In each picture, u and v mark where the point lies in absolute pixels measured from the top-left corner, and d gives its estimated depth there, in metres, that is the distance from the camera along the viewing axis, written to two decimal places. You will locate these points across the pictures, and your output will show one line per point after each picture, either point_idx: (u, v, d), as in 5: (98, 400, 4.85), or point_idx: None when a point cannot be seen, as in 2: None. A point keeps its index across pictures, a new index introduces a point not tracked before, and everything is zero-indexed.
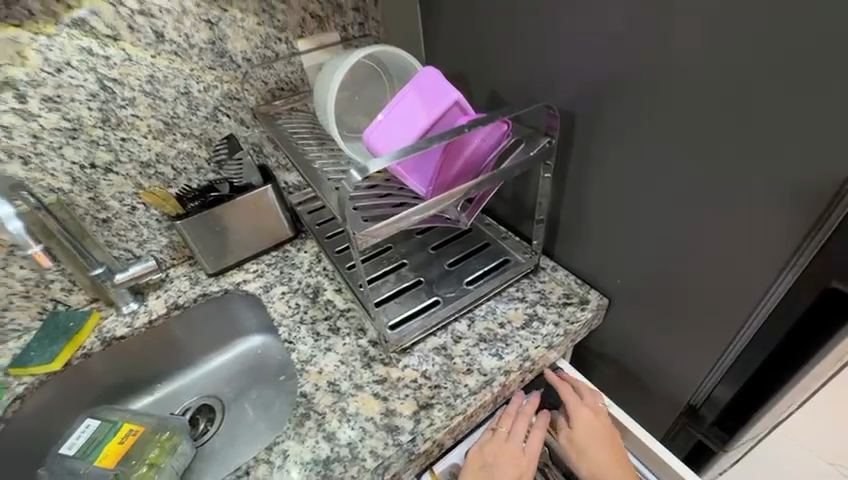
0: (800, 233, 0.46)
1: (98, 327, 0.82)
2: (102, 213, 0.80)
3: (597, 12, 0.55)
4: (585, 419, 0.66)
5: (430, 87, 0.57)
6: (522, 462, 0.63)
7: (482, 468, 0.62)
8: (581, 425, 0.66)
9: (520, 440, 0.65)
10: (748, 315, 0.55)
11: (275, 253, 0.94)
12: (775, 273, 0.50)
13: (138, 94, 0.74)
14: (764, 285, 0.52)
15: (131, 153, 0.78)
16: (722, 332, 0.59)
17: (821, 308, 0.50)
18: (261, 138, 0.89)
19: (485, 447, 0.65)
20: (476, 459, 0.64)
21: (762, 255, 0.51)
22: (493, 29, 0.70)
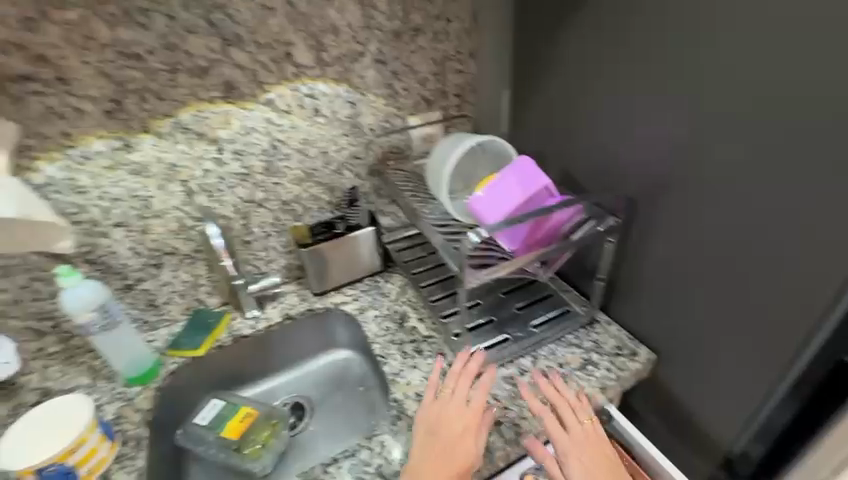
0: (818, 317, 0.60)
1: (229, 326, 1.03)
2: (247, 236, 1.03)
3: (663, 131, 0.72)
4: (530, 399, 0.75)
5: (524, 173, 0.75)
6: (462, 418, 0.72)
7: (429, 429, 0.71)
8: (578, 427, 0.72)
9: (462, 398, 0.74)
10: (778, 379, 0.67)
11: (367, 282, 1.13)
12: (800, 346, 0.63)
13: (293, 151, 0.98)
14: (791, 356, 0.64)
15: (278, 194, 1.01)
16: (755, 394, 0.71)
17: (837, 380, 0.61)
18: (370, 188, 1.11)
19: (438, 409, 0.73)
20: (427, 421, 0.72)
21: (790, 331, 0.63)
22: (573, 125, 0.89)
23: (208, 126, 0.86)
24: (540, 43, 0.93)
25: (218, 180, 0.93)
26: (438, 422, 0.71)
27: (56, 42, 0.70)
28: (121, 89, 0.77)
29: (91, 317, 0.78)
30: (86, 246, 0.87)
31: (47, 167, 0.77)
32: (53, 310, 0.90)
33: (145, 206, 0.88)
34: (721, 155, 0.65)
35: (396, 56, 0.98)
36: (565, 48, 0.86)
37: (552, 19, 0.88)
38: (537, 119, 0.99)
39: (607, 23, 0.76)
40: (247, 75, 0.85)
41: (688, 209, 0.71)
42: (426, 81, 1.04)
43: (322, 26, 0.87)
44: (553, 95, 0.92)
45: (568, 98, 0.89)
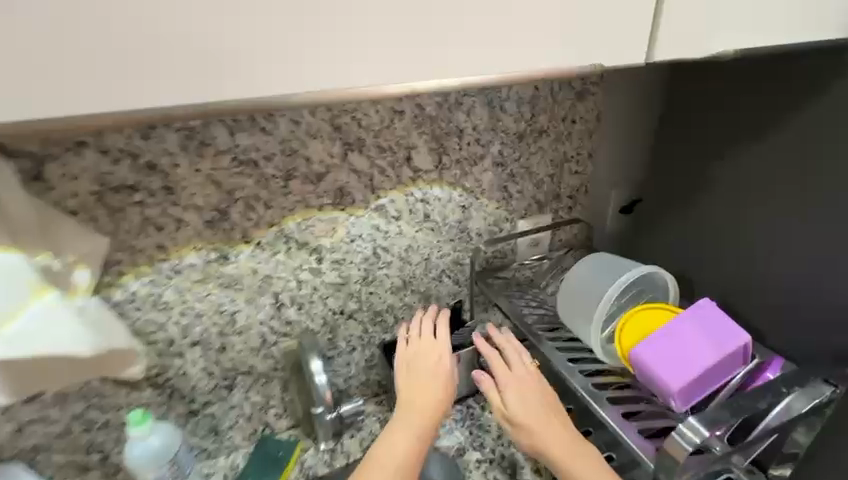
0: None
1: (301, 460, 0.86)
2: (330, 351, 0.88)
3: None
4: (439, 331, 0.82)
5: (706, 322, 0.62)
6: (438, 345, 0.80)
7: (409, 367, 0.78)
8: (524, 369, 0.77)
9: (430, 328, 0.82)
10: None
11: (459, 407, 0.95)
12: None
13: (395, 259, 0.85)
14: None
15: (371, 304, 0.88)
16: None
17: None
18: (467, 295, 0.97)
19: (405, 349, 0.80)
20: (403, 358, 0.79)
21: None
22: (747, 258, 0.74)
23: (312, 235, 0.75)
24: (693, 159, 0.79)
25: (311, 291, 0.80)
26: (410, 360, 0.79)
27: (172, 149, 0.61)
28: (229, 197, 0.66)
29: (159, 471, 0.66)
30: (156, 368, 0.73)
31: (133, 282, 0.66)
32: (104, 442, 0.74)
33: (228, 322, 0.75)
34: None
35: (516, 158, 0.88)
36: (737, 170, 0.73)
37: (716, 136, 0.75)
38: (679, 237, 0.85)
39: (814, 152, 0.64)
40: (363, 179, 0.75)
41: None
42: (541, 183, 0.94)
43: (448, 129, 0.78)
44: (712, 218, 0.78)
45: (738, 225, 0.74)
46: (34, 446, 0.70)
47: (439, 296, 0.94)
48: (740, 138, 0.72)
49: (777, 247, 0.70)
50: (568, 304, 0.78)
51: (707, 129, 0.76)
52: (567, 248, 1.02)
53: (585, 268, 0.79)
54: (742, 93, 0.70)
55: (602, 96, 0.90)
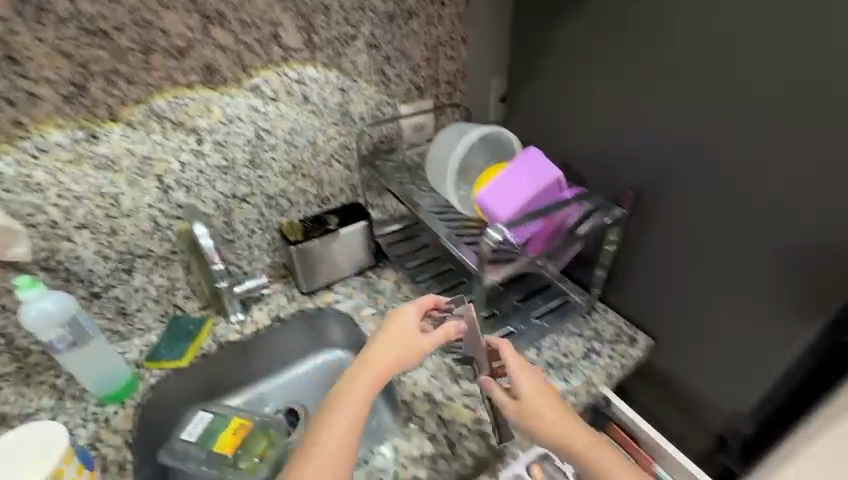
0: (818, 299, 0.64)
1: (213, 331, 0.95)
2: (229, 235, 0.95)
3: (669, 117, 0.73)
4: (392, 339, 0.71)
5: (536, 163, 0.75)
6: (420, 343, 0.71)
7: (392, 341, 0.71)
8: (513, 361, 0.70)
9: (416, 328, 0.73)
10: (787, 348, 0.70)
11: (359, 278, 1.08)
12: (807, 318, 0.66)
13: (280, 141, 0.91)
14: (795, 333, 0.68)
15: (262, 187, 0.94)
16: (752, 375, 0.75)
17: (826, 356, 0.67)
18: (359, 180, 1.06)
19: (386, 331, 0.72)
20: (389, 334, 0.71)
21: (798, 305, 0.66)
22: (577, 123, 0.89)
23: (186, 114, 0.78)
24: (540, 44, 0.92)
25: (197, 173, 0.84)
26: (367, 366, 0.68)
27: (4, 14, 0.60)
28: (85, 71, 0.67)
29: (59, 331, 0.74)
30: (45, 251, 0.77)
31: None
32: (6, 326, 0.79)
33: (113, 204, 0.79)
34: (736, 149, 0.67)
35: (389, 41, 0.92)
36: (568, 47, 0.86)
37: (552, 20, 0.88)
38: (535, 116, 0.98)
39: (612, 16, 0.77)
40: (230, 57, 0.77)
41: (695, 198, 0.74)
42: (418, 68, 1.00)
43: (313, 5, 0.80)
44: (555, 93, 0.92)
45: (570, 96, 0.88)
46: None
47: (330, 181, 1.02)
48: (567, 19, 0.84)
49: (595, 108, 0.85)
50: (435, 169, 0.87)
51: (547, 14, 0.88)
52: None
53: (445, 137, 0.86)
54: None
55: None
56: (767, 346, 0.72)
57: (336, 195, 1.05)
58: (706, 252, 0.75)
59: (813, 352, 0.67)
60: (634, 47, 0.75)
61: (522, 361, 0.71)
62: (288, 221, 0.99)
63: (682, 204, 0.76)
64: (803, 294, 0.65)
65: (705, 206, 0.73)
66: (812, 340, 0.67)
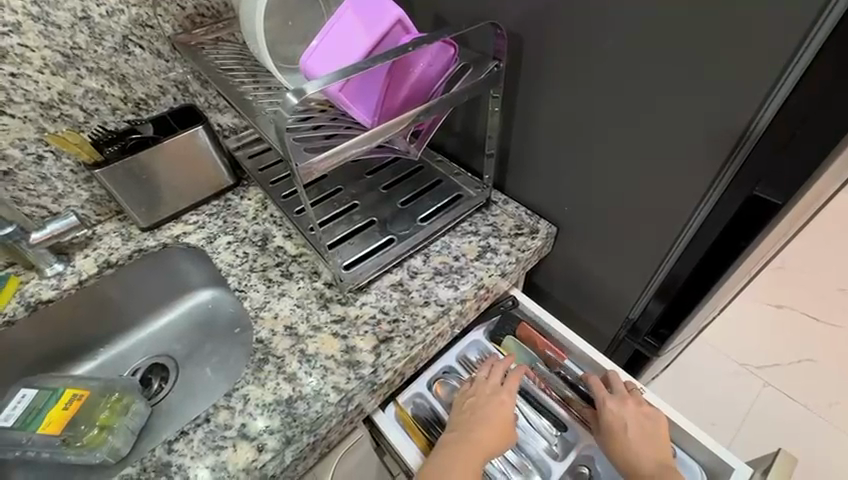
0: (731, 143, 0.49)
1: (20, 291, 0.75)
2: (2, 164, 0.70)
3: None
4: (481, 396, 0.68)
5: (368, 6, 0.53)
6: (501, 396, 0.67)
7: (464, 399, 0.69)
8: (500, 389, 0.68)
9: (497, 379, 0.69)
10: (691, 213, 0.57)
11: (216, 203, 0.88)
12: (712, 173, 0.52)
13: (24, 18, 0.63)
14: (698, 195, 0.55)
15: (26, 92, 0.67)
16: (658, 251, 0.63)
17: (738, 216, 0.55)
18: (185, 74, 0.81)
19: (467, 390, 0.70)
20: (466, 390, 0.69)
21: (703, 159, 0.52)
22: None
23: None
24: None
25: None
26: (479, 403, 0.67)
27: None
28: None
29: None
30: None
31: None
32: None
33: None
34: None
35: None
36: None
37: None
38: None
39: None
40: None
41: (579, 29, 0.54)
42: None
43: None
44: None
45: None
46: None
47: (140, 77, 0.76)
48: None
49: None
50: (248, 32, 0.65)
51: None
52: None
53: None
54: None
55: None
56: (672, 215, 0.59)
57: (157, 98, 0.80)
58: (598, 109, 0.58)
59: (722, 210, 0.55)
60: None
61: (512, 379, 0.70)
62: (70, 131, 0.72)
63: (565, 46, 0.57)
64: (707, 144, 0.51)
65: (590, 43, 0.54)
66: (720, 198, 0.54)
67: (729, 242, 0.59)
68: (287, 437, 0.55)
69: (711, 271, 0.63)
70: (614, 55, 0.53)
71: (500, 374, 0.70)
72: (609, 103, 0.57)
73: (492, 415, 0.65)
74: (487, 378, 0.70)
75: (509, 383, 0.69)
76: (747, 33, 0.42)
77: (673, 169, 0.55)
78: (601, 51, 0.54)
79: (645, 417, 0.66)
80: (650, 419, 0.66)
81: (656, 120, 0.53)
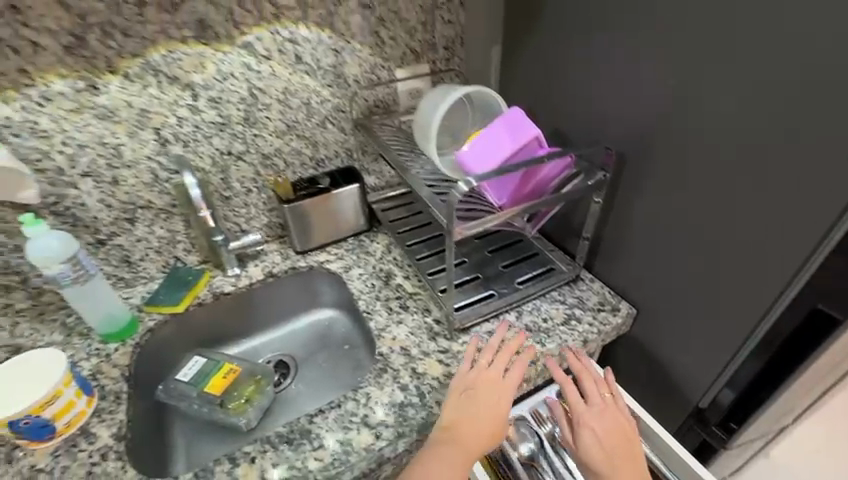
0: (797, 266, 0.60)
1: (209, 283, 1.00)
2: (226, 191, 0.99)
3: (651, 83, 0.70)
4: (481, 384, 0.72)
5: (516, 123, 0.74)
6: (503, 388, 0.72)
7: (464, 389, 0.71)
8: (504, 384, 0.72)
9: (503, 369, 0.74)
10: (762, 316, 0.67)
11: (351, 241, 1.11)
12: (781, 288, 0.63)
13: (274, 101, 0.93)
14: (769, 303, 0.65)
15: (258, 147, 0.97)
16: (730, 347, 0.73)
17: (804, 328, 0.64)
18: (355, 144, 1.08)
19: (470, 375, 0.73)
20: (464, 380, 0.72)
21: (775, 273, 0.63)
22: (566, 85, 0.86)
23: (181, 69, 0.81)
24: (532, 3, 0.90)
25: (194, 129, 0.88)
26: (477, 389, 0.71)
27: None
28: (82, 23, 0.70)
29: (62, 267, 0.73)
30: (53, 196, 0.82)
31: (3, 106, 0.71)
32: (19, 265, 0.85)
33: (115, 155, 0.83)
34: (715, 107, 0.63)
35: (383, 2, 0.92)
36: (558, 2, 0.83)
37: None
38: (528, 76, 0.96)
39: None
40: (223, 12, 0.79)
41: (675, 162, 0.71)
42: (414, 31, 1.00)
43: None
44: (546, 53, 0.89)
45: (555, 58, 0.87)
46: None
47: (325, 143, 1.05)
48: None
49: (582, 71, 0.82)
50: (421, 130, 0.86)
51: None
52: None
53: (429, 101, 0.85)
54: None
55: None
56: (745, 317, 0.69)
57: (331, 158, 1.07)
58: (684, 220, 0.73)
59: (791, 320, 0.65)
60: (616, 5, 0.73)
61: (509, 374, 0.74)
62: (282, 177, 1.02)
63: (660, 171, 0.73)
64: (778, 264, 0.62)
65: (682, 172, 0.70)
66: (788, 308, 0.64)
67: (797, 349, 0.67)
68: (399, 432, 0.70)
69: (780, 372, 0.70)
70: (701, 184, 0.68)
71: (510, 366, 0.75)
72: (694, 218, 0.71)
73: (496, 408, 0.70)
74: (489, 366, 0.74)
75: (509, 380, 0.73)
76: (811, 189, 0.56)
77: (747, 279, 0.67)
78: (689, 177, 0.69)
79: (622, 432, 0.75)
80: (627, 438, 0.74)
81: (733, 234, 0.66)
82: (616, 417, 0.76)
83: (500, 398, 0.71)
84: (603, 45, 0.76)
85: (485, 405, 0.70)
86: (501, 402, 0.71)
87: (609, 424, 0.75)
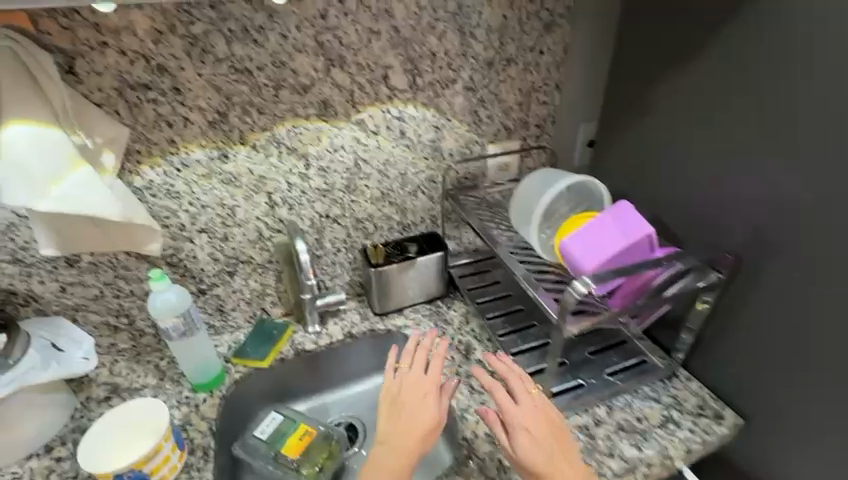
0: None
1: (291, 339, 1.02)
2: (318, 250, 1.03)
3: (778, 189, 0.69)
4: (417, 393, 0.74)
5: (628, 218, 0.73)
6: (432, 383, 0.75)
7: (393, 403, 0.74)
8: (430, 384, 0.75)
9: (421, 368, 0.77)
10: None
11: (428, 306, 1.11)
12: None
13: (374, 171, 0.97)
14: None
15: (353, 211, 1.01)
16: None
17: None
18: (441, 212, 1.10)
19: (404, 380, 0.77)
20: (389, 396, 0.76)
21: None
22: (677, 173, 0.85)
23: (300, 142, 0.87)
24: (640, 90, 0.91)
25: (300, 193, 0.93)
26: (395, 397, 0.75)
27: (177, 54, 0.72)
28: (227, 102, 0.78)
29: (175, 321, 0.78)
30: (171, 248, 0.88)
31: (149, 171, 0.79)
32: (130, 309, 0.91)
33: (229, 214, 0.89)
34: None
35: (486, 85, 0.97)
36: (673, 93, 0.83)
37: (664, 63, 0.84)
38: (629, 156, 0.96)
39: (714, 80, 0.76)
40: (344, 94, 0.85)
41: (805, 272, 0.68)
42: (510, 110, 1.03)
43: (422, 52, 0.87)
44: (654, 138, 0.89)
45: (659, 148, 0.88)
46: (75, 305, 0.86)
47: (414, 210, 1.08)
48: (677, 69, 0.82)
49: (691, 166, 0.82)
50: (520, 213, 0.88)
51: (656, 57, 0.86)
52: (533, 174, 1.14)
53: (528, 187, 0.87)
54: (671, 38, 0.82)
55: (569, 29, 0.98)
56: None
57: (417, 224, 1.10)
58: (813, 333, 0.68)
59: None
60: (738, 111, 0.73)
61: (431, 375, 0.76)
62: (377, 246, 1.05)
63: (786, 278, 0.70)
64: None
65: (815, 284, 0.67)
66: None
67: None
68: None
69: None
70: (839, 299, 0.65)
71: (426, 364, 0.78)
72: (825, 332, 0.67)
73: (426, 418, 0.71)
74: (405, 366, 0.79)
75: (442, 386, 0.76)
76: None
77: None
78: (825, 290, 0.66)
79: (544, 433, 0.69)
80: (549, 434, 0.69)
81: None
82: (543, 422, 0.70)
83: (432, 405, 0.73)
84: (721, 145, 0.77)
85: (415, 410, 0.72)
86: (431, 409, 0.72)
87: (542, 426, 0.70)
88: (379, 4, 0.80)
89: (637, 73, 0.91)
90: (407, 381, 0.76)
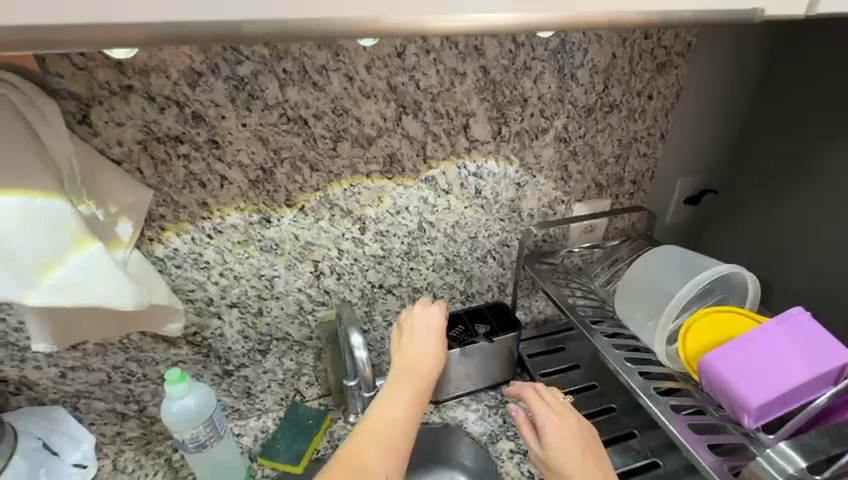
0: None
1: (329, 432, 0.84)
2: (366, 325, 0.85)
3: None
4: (421, 350, 0.70)
5: (802, 334, 0.55)
6: (437, 346, 0.71)
7: (404, 360, 0.69)
8: (435, 351, 0.70)
9: (427, 327, 0.73)
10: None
11: (492, 393, 0.91)
12: None
13: (441, 234, 0.80)
14: None
15: (410, 280, 0.84)
16: None
17: None
18: (511, 279, 0.92)
19: (407, 338, 0.72)
20: (400, 352, 0.70)
21: None
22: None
23: (357, 203, 0.71)
24: (801, 150, 0.75)
25: (352, 261, 0.77)
26: (407, 359, 0.69)
27: (219, 100, 0.57)
28: (275, 157, 0.62)
29: (194, 432, 0.61)
30: (194, 326, 0.72)
31: (174, 238, 0.64)
32: (141, 394, 0.75)
33: (266, 286, 0.73)
34: None
35: (581, 135, 0.79)
36: None
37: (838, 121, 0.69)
38: (775, 225, 0.80)
39: None
40: (415, 146, 0.69)
41: None
42: (605, 164, 0.85)
43: (511, 97, 0.71)
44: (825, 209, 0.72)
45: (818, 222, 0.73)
46: (75, 392, 0.71)
47: (480, 278, 0.90)
48: None
49: None
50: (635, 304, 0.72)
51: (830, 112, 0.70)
52: (623, 237, 0.94)
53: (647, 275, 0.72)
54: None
55: (687, 73, 0.80)
56: None
57: (483, 293, 0.92)
58: None
59: None
60: None
61: (425, 333, 0.72)
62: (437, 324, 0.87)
63: None
64: None
65: None
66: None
67: None
68: None
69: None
70: None
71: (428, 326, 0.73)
72: None
73: (432, 358, 0.69)
74: (415, 326, 0.73)
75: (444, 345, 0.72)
76: None
77: None
78: None
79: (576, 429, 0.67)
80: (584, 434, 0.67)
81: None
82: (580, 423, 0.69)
83: (435, 343, 0.71)
84: None
85: (424, 351, 0.70)
86: (435, 347, 0.71)
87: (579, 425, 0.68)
88: (469, 41, 0.64)
89: (794, 130, 0.75)
90: (418, 339, 0.71)
